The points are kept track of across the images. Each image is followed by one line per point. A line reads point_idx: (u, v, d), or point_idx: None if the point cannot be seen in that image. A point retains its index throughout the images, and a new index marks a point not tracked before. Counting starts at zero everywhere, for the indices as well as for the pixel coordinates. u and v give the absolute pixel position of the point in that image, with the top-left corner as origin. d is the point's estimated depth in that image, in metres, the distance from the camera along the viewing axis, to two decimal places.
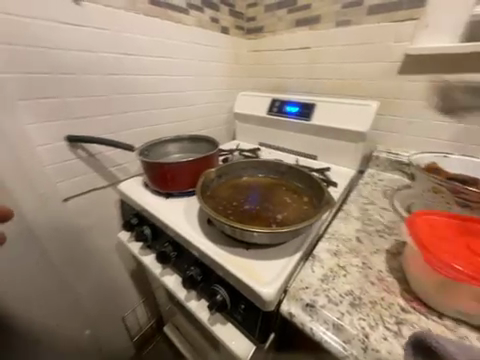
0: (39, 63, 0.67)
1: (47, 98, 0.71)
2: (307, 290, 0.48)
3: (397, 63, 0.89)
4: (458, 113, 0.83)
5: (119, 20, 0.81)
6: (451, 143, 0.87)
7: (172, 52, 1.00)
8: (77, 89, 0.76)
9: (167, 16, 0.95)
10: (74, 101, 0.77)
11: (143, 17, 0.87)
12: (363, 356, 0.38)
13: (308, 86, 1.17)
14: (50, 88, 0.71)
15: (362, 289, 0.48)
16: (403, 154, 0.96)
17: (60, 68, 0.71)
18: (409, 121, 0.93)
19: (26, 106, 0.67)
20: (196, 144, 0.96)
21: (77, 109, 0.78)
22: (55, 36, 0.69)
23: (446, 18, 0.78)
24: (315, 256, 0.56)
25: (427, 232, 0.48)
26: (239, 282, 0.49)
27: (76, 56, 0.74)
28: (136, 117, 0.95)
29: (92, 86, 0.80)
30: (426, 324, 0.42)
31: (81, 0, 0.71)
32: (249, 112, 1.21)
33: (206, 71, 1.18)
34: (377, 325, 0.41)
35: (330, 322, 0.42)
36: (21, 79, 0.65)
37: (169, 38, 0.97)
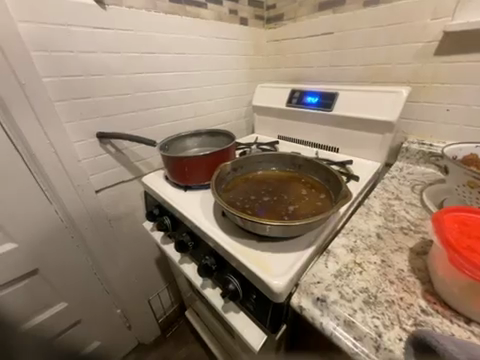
0: (72, 67, 0.74)
1: (81, 98, 0.78)
2: (319, 285, 0.47)
3: (434, 42, 0.80)
4: None
5: (141, 20, 0.84)
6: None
7: (191, 47, 1.02)
8: (105, 89, 0.83)
9: (186, 11, 0.96)
10: (103, 101, 0.83)
11: (163, 15, 0.90)
12: (374, 355, 0.37)
13: (331, 74, 1.11)
14: (83, 89, 0.78)
15: (379, 287, 0.46)
16: (438, 145, 0.87)
17: (90, 70, 0.78)
18: (446, 108, 0.84)
19: (64, 107, 0.75)
20: (214, 139, 0.98)
21: (106, 108, 0.84)
22: (86, 40, 0.75)
23: None
24: (329, 251, 0.54)
25: (458, 231, 0.44)
26: (251, 273, 0.50)
27: (104, 58, 0.79)
28: (158, 113, 1.00)
29: (119, 86, 0.85)
30: (450, 329, 0.39)
31: (106, 4, 0.76)
32: (268, 105, 1.19)
33: (224, 65, 1.18)
34: (393, 326, 0.39)
35: (341, 318, 0.41)
36: (59, 82, 0.72)
37: (188, 34, 0.99)
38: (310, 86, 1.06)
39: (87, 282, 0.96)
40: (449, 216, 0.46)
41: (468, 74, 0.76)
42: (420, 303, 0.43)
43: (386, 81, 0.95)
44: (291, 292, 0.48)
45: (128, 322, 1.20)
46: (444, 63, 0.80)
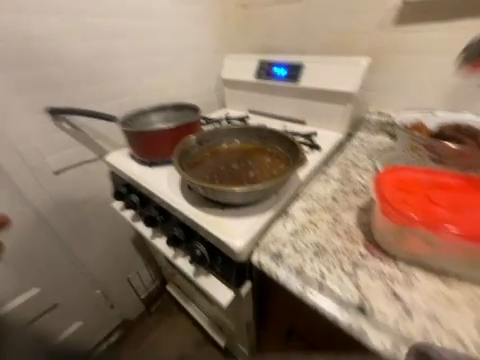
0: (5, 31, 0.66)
1: (21, 68, 0.70)
2: (277, 243, 0.52)
3: (392, 12, 0.81)
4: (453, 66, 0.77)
5: None
6: (444, 101, 0.82)
7: (148, 12, 0.93)
8: (50, 58, 0.75)
9: None
10: (49, 71, 0.75)
11: None
12: (318, 293, 0.43)
13: (299, 46, 1.09)
14: (22, 57, 0.70)
15: (328, 240, 0.52)
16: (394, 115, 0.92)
17: (28, 34, 0.69)
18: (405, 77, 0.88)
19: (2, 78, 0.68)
20: (180, 113, 0.95)
21: (53, 80, 0.77)
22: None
23: None
24: (289, 214, 0.59)
25: (393, 184, 0.50)
26: (215, 238, 0.53)
27: (43, 21, 0.71)
28: (117, 87, 0.93)
29: (66, 54, 0.77)
30: (380, 267, 0.46)
31: None
32: (237, 78, 1.15)
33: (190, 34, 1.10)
34: (335, 269, 0.46)
35: (293, 268, 0.47)
36: None
37: None
38: (277, 57, 1.04)
39: (58, 267, 0.95)
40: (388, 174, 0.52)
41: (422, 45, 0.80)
42: (360, 249, 0.49)
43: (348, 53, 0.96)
44: (252, 252, 0.52)
45: (111, 302, 1.22)
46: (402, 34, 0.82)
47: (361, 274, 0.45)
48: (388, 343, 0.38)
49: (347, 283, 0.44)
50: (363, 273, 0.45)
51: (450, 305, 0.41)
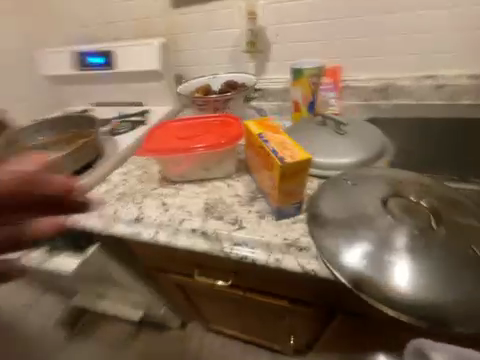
0: (57, 67, 1.10)
1: (66, 85, 1.14)
2: (173, 199, 0.59)
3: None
4: (397, 40, 0.86)
5: (78, 16, 1.09)
6: (409, 67, 0.89)
7: (107, 12, 1.06)
8: (69, 70, 1.09)
9: None
10: (74, 86, 1.13)
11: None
12: (197, 237, 0.50)
13: (274, 12, 0.92)
14: (64, 80, 1.12)
15: (219, 200, 0.57)
16: (372, 80, 0.93)
17: (65, 80, 1.12)
18: (349, 25, 0.88)
19: (71, 101, 1.18)
20: (160, 97, 1.06)
21: (74, 85, 1.13)
22: (60, 62, 1.09)
23: None
24: (200, 181, 0.63)
25: (238, 131, 0.61)
26: (130, 193, 0.63)
27: (63, 58, 1.08)
28: (100, 76, 1.06)
29: (68, 64, 1.08)
30: (258, 215, 0.51)
31: (70, 23, 1.11)
32: (208, 46, 1.02)
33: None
34: (216, 221, 0.51)
35: (176, 220, 0.53)
36: (64, 86, 1.14)
37: (94, 6, 1.06)
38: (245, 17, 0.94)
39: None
40: (209, 119, 0.67)
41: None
42: (246, 207, 0.54)
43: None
44: (161, 180, 0.66)
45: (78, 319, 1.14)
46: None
47: (240, 223, 0.50)
48: (240, 254, 0.47)
49: (210, 203, 0.57)
50: (228, 197, 0.58)
51: (285, 221, 0.49)
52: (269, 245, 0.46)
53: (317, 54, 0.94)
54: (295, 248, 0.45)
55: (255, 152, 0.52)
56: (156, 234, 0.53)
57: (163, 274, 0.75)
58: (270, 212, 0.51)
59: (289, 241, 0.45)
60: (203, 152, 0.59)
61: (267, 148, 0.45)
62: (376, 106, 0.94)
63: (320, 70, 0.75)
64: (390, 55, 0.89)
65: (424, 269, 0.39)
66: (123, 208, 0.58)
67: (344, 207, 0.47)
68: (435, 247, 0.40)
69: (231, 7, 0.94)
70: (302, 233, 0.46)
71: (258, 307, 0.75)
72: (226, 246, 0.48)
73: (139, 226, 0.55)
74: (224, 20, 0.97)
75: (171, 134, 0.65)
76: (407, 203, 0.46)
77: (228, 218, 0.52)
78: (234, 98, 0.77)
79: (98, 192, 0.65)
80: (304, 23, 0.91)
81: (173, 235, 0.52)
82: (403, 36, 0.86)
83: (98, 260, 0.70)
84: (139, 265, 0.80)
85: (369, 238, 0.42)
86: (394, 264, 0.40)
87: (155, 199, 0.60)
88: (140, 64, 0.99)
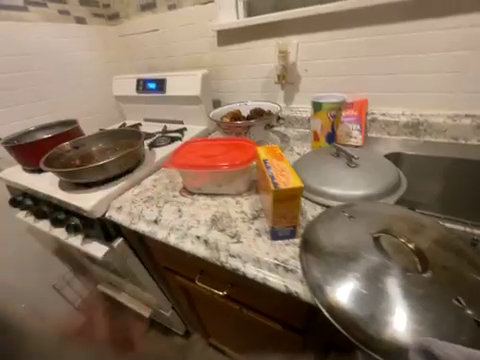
0: (122, 90, 1.37)
1: (127, 104, 1.41)
2: (188, 207, 0.68)
3: (364, 33, 0.87)
4: (431, 78, 0.84)
5: (144, 52, 1.36)
6: (442, 105, 0.86)
7: (165, 48, 1.30)
8: (131, 93, 1.34)
9: (151, 29, 1.28)
10: (133, 105, 1.39)
11: (149, 38, 1.31)
12: (199, 244, 0.57)
13: (304, 51, 0.99)
14: (126, 99, 1.39)
15: (226, 214, 0.63)
16: (400, 116, 0.92)
17: (127, 100, 1.39)
18: (383, 62, 0.88)
19: (130, 115, 1.45)
20: (197, 118, 1.22)
21: (133, 104, 1.39)
22: (125, 86, 1.36)
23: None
24: (213, 195, 0.71)
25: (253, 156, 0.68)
26: (156, 198, 0.75)
27: (128, 83, 1.35)
28: (153, 98, 1.29)
29: (130, 88, 1.34)
30: (256, 233, 0.56)
31: (139, 57, 1.39)
32: (243, 78, 1.16)
33: (187, 19, 1.16)
34: (218, 233, 0.57)
35: (186, 226, 0.61)
36: (126, 104, 1.41)
37: (156, 44, 1.31)
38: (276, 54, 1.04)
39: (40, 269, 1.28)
40: (229, 143, 0.76)
41: (392, 33, 0.83)
42: (246, 224, 0.59)
43: (321, 34, 0.94)
44: (182, 189, 0.77)
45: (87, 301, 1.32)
46: (377, 23, 0.84)
47: (238, 237, 0.55)
48: (233, 265, 0.51)
49: (217, 215, 0.63)
50: (235, 212, 0.64)
51: (279, 242, 0.52)
52: (260, 261, 0.49)
53: (346, 88, 0.98)
54: (282, 268, 0.47)
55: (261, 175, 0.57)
56: (167, 235, 0.61)
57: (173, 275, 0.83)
58: (267, 232, 0.55)
59: (279, 261, 0.48)
60: (219, 171, 0.67)
61: (268, 173, 0.50)
62: (405, 142, 0.92)
63: (341, 103, 0.78)
64: (425, 92, 0.86)
65: (415, 315, 0.37)
66: (147, 209, 0.70)
67: (335, 238, 0.48)
68: (430, 292, 0.39)
69: (266, 45, 1.05)
70: (293, 255, 0.49)
71: (255, 328, 0.75)
72: (222, 255, 0.53)
73: (156, 226, 0.64)
74: (258, 57, 1.09)
75: (195, 151, 0.75)
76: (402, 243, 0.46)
77: (230, 231, 0.57)
78: (253, 125, 0.85)
79: (132, 193, 0.78)
80: (333, 60, 0.96)
81: (181, 239, 0.59)
82: (443, 74, 0.82)
83: (122, 250, 0.82)
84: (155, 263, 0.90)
85: (354, 271, 0.43)
86: (382, 305, 0.39)
87: (173, 205, 0.69)
88: (184, 90, 1.17)
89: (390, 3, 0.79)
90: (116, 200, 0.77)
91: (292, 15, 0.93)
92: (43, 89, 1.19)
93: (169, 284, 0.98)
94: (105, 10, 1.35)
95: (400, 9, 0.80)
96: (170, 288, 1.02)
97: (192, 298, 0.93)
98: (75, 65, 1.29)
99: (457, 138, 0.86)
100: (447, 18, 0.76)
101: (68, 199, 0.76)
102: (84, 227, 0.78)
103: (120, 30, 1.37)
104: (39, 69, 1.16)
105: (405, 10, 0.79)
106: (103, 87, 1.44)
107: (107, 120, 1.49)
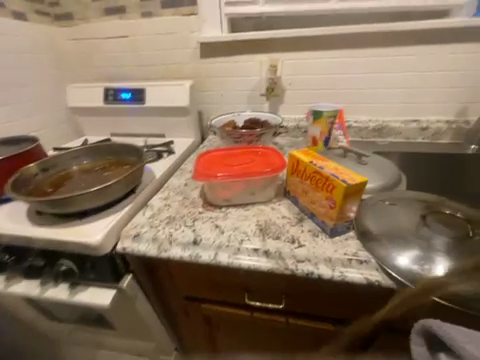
0: (81, 100, 1.15)
1: (88, 116, 1.19)
2: (225, 221, 0.62)
3: (340, 54, 1.03)
4: (389, 92, 1.06)
5: (107, 58, 1.19)
6: (398, 113, 1.09)
7: (136, 55, 1.17)
8: (95, 103, 1.14)
9: (117, 33, 1.14)
10: (96, 118, 1.18)
11: (115, 43, 1.16)
12: (259, 256, 0.53)
13: (289, 67, 1.09)
14: (87, 111, 1.17)
15: (271, 221, 0.61)
16: (370, 122, 1.11)
17: (88, 111, 1.17)
18: (354, 78, 1.06)
19: (91, 129, 1.22)
20: (183, 129, 1.14)
21: (97, 116, 1.18)
22: (85, 96, 1.15)
23: (353, 28, 0.98)
24: (246, 205, 0.68)
25: (282, 162, 0.68)
26: (179, 217, 0.65)
27: (89, 93, 1.14)
28: (126, 109, 1.13)
29: (94, 98, 1.14)
30: (313, 234, 0.56)
31: (100, 64, 1.21)
32: (230, 90, 1.17)
33: (165, 28, 1.09)
34: (276, 241, 0.55)
35: (235, 241, 0.56)
36: (86, 117, 1.19)
37: (124, 51, 1.17)
38: (263, 69, 1.10)
39: None
40: (249, 151, 0.75)
41: (359, 55, 1.02)
42: (297, 227, 0.59)
43: (303, 53, 1.06)
44: (206, 204, 0.69)
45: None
46: (347, 47, 1.02)
47: (297, 241, 0.55)
48: (305, 270, 0.50)
49: (262, 224, 0.60)
50: (278, 218, 0.62)
51: (339, 238, 0.55)
52: (332, 260, 0.51)
53: (325, 100, 1.12)
54: (356, 261, 0.51)
55: (305, 177, 0.59)
56: (216, 255, 0.55)
57: (198, 306, 0.71)
58: (322, 230, 0.57)
59: (349, 256, 0.51)
60: (252, 180, 0.65)
61: (326, 174, 0.53)
62: (375, 142, 1.12)
63: (336, 112, 0.90)
64: (385, 103, 1.08)
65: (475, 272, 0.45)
66: (177, 230, 0.60)
67: (388, 224, 0.54)
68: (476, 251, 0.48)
69: (252, 59, 1.10)
70: (358, 247, 0.53)
71: (297, 339, 0.71)
72: (290, 263, 0.52)
73: (197, 248, 0.56)
74: (244, 70, 1.13)
75: (217, 163, 0.70)
76: (439, 217, 0.55)
77: (286, 237, 0.56)
78: (265, 132, 0.93)
79: (145, 216, 0.65)
80: (314, 76, 1.09)
81: (235, 256, 0.54)
82: (396, 89, 1.05)
83: (132, 291, 0.66)
84: (167, 298, 0.76)
85: (416, 246, 0.49)
86: (451, 271, 0.45)
87: (206, 222, 0.62)
88: (170, 101, 1.08)
89: (358, 33, 0.98)
90: (126, 227, 0.63)
91: (279, 35, 1.02)
92: None
93: (181, 320, 0.83)
94: (51, 9, 1.14)
95: (364, 37, 1.00)
96: (181, 325, 0.86)
97: (214, 329, 0.82)
98: (12, 69, 1.01)
99: (409, 138, 1.10)
100: (397, 47, 0.99)
101: (58, 235, 0.58)
102: (80, 270, 0.60)
103: (73, 32, 1.17)
104: None
105: (368, 39, 1.00)
106: (51, 98, 1.17)
107: (58, 136, 1.21)
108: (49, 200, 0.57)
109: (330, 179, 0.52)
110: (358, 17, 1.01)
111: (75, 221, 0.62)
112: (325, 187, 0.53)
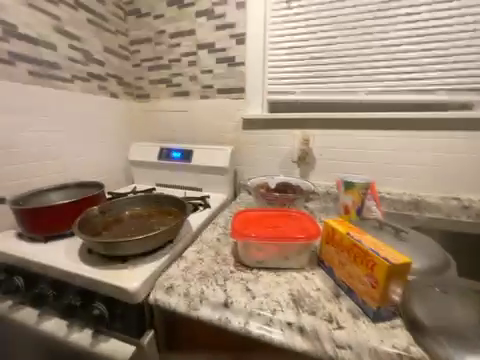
0: (140, 155, 1.39)
1: (142, 168, 1.40)
2: (256, 285, 0.61)
3: (368, 132, 1.14)
4: (421, 169, 1.09)
5: (167, 125, 1.48)
6: (433, 189, 1.09)
7: (190, 124, 1.43)
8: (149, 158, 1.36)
9: (178, 108, 1.44)
10: (147, 170, 1.38)
11: (176, 115, 1.45)
12: (292, 331, 0.50)
13: (320, 140, 1.22)
14: (141, 164, 1.39)
15: (304, 292, 0.58)
16: (403, 194, 1.11)
17: (142, 164, 1.39)
18: (383, 154, 1.13)
19: (140, 178, 1.41)
20: (219, 186, 1.26)
21: (148, 169, 1.38)
22: (143, 152, 1.39)
23: (379, 113, 1.11)
24: (278, 270, 0.66)
25: (316, 229, 0.69)
26: (210, 273, 0.65)
27: (147, 150, 1.38)
28: (174, 165, 1.32)
29: (150, 154, 1.37)
30: (353, 315, 0.52)
31: (160, 129, 1.49)
32: (264, 155, 1.31)
33: (217, 107, 1.36)
34: (310, 316, 0.52)
35: (267, 310, 0.54)
36: (139, 169, 1.40)
37: (181, 120, 1.45)
38: (296, 140, 1.25)
39: None
40: (283, 215, 0.79)
41: (387, 135, 1.11)
42: (334, 304, 0.55)
43: (333, 130, 1.19)
44: (237, 264, 0.70)
45: None
46: (374, 128, 1.13)
47: (335, 321, 0.50)
48: (346, 358, 0.45)
49: (295, 294, 0.58)
50: (312, 289, 0.59)
51: (384, 325, 0.49)
52: (378, 352, 0.45)
53: (355, 170, 1.18)
54: (408, 359, 0.44)
55: (342, 249, 0.59)
56: (246, 322, 0.53)
57: None
58: (363, 312, 0.52)
59: (399, 350, 0.45)
60: (287, 244, 0.66)
61: (365, 248, 0.53)
62: (411, 216, 1.08)
63: (369, 184, 0.93)
64: (419, 178, 1.10)
65: None
66: (208, 288, 0.60)
67: (442, 316, 0.49)
68: None
69: (287, 133, 1.26)
70: (408, 340, 0.47)
71: None
72: (327, 347, 0.47)
73: (227, 312, 0.55)
74: (279, 140, 1.28)
75: (253, 224, 0.74)
76: None
77: (322, 313, 0.52)
78: (298, 197, 0.99)
79: (178, 268, 0.68)
80: (343, 149, 1.18)
81: (266, 327, 0.51)
82: (429, 167, 1.07)
83: (150, 352, 0.63)
84: None
85: None
86: None
87: (237, 282, 0.62)
88: (213, 161, 1.24)
89: (384, 117, 1.10)
90: (160, 277, 0.65)
91: (311, 116, 1.19)
92: (59, 149, 1.12)
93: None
94: (136, 90, 1.52)
95: (391, 121, 1.10)
96: None
97: None
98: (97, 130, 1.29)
99: (450, 215, 1.05)
100: (426, 131, 1.06)
101: (100, 276, 0.62)
102: (110, 317, 0.61)
103: (146, 106, 1.51)
104: None
105: (396, 123, 1.09)
106: (116, 151, 1.43)
107: (113, 182, 1.41)
108: (105, 241, 0.64)
109: (370, 255, 0.51)
110: (385, 105, 1.13)
111: (116, 264, 0.67)
112: (366, 262, 0.52)
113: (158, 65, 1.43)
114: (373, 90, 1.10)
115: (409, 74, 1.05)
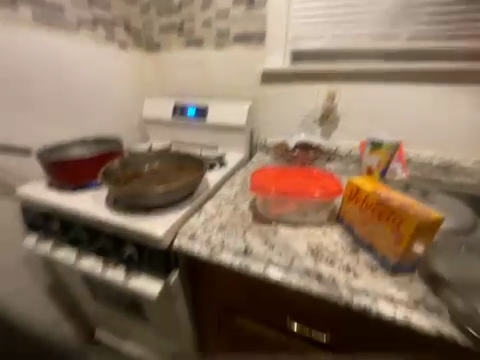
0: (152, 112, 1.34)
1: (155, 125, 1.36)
2: (274, 237, 0.63)
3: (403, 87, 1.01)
4: (460, 130, 0.98)
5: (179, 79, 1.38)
6: (469, 153, 0.99)
7: (204, 78, 1.33)
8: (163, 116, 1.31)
9: (191, 59, 1.32)
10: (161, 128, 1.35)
11: (188, 68, 1.34)
12: (310, 278, 0.53)
13: (347, 96, 1.10)
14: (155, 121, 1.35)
15: (322, 245, 0.60)
16: (434, 158, 1.02)
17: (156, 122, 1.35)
18: (418, 112, 1.02)
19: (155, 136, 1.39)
20: (234, 145, 1.22)
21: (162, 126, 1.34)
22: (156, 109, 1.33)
23: (421, 64, 0.96)
24: (296, 225, 0.67)
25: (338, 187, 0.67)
26: (230, 225, 0.68)
27: (160, 107, 1.32)
28: (188, 123, 1.27)
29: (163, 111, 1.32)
30: (370, 268, 0.53)
31: (172, 83, 1.39)
32: (284, 113, 1.22)
33: (234, 58, 1.24)
34: (328, 266, 0.54)
35: (286, 259, 0.56)
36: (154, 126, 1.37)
37: (194, 74, 1.34)
38: (320, 96, 1.14)
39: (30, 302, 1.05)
40: (304, 173, 0.76)
41: (427, 90, 0.98)
42: (352, 257, 0.56)
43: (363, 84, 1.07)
44: (254, 217, 0.70)
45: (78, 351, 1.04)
46: (413, 81, 0.99)
47: (353, 271, 0.52)
48: (360, 302, 0.48)
49: (313, 246, 0.59)
50: (330, 243, 0.60)
51: (402, 278, 0.51)
52: (394, 299, 0.47)
53: (383, 131, 1.08)
54: (423, 306, 0.46)
55: (367, 206, 0.56)
56: (265, 268, 0.56)
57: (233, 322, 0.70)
58: (381, 265, 0.53)
59: (413, 298, 0.47)
60: (306, 201, 0.65)
61: (396, 208, 0.51)
62: (439, 181, 1.02)
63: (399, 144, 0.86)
64: (455, 140, 1.00)
65: None
66: (228, 238, 0.63)
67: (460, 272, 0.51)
68: None
69: (310, 87, 1.15)
70: (425, 292, 0.48)
71: None
72: (343, 293, 0.49)
73: (247, 258, 0.58)
74: (301, 96, 1.18)
75: (272, 181, 0.73)
76: None
77: (340, 264, 0.54)
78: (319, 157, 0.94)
79: (198, 219, 0.70)
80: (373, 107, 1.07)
81: (285, 273, 0.54)
82: (470, 127, 0.96)
83: (175, 289, 0.70)
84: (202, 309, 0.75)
85: None
86: None
87: (256, 234, 0.64)
88: (229, 119, 1.19)
89: (426, 69, 0.96)
90: (182, 227, 0.68)
91: (342, 67, 1.05)
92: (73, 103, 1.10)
93: (208, 338, 0.79)
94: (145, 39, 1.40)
95: (435, 73, 0.95)
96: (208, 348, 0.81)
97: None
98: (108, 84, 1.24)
99: None
100: (476, 86, 0.92)
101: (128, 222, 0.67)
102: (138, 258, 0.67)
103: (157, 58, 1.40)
104: (70, 78, 1.10)
105: (441, 75, 0.95)
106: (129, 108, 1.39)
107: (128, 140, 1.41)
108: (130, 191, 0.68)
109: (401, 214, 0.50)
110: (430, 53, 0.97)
111: (140, 214, 0.70)
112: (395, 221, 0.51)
113: (168, 7, 1.27)
114: (419, 32, 0.94)
115: (467, 10, 0.88)
